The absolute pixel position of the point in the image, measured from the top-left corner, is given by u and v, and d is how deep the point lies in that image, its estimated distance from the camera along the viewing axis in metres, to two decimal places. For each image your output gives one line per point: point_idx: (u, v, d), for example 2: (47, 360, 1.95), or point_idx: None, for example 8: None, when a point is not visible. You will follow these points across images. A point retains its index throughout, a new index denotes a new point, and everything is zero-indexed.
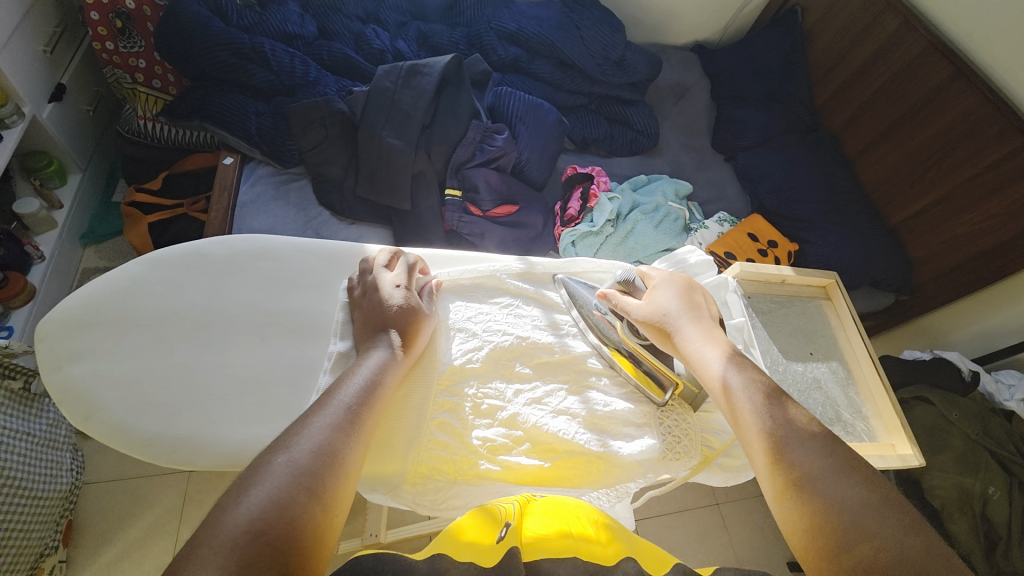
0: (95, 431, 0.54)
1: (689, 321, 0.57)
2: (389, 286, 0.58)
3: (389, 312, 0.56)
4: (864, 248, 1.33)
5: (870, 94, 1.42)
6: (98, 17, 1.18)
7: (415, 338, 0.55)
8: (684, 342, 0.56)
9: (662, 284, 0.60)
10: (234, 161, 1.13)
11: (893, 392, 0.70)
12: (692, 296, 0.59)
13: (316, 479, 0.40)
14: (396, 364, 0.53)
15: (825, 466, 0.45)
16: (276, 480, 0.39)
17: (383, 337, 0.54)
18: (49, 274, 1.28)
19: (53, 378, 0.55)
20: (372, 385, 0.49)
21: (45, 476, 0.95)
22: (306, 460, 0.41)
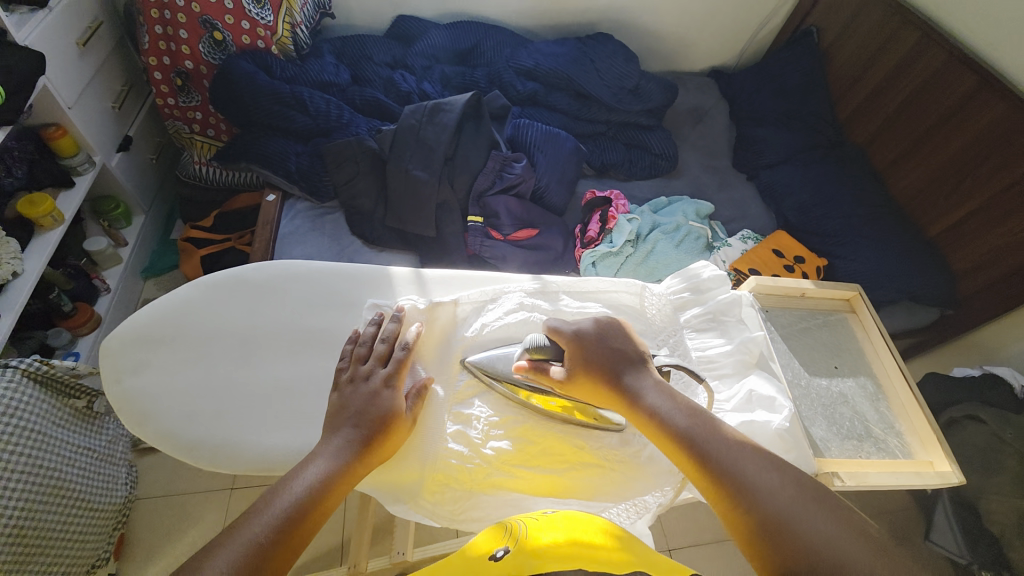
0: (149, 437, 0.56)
1: (620, 366, 0.56)
2: (379, 384, 0.55)
3: (367, 404, 0.54)
4: (898, 262, 1.28)
5: (895, 108, 1.41)
6: (161, 76, 1.32)
7: (389, 428, 0.53)
8: (625, 393, 0.55)
9: (579, 332, 0.58)
10: (276, 198, 1.23)
11: (928, 406, 0.65)
12: (615, 340, 0.57)
13: (275, 545, 0.45)
14: (355, 463, 0.51)
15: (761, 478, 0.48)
16: (233, 549, 0.44)
17: (342, 432, 0.53)
18: (112, 305, 1.40)
19: (113, 390, 0.58)
20: (308, 497, 0.48)
21: (101, 489, 1.03)
22: (271, 529, 0.46)
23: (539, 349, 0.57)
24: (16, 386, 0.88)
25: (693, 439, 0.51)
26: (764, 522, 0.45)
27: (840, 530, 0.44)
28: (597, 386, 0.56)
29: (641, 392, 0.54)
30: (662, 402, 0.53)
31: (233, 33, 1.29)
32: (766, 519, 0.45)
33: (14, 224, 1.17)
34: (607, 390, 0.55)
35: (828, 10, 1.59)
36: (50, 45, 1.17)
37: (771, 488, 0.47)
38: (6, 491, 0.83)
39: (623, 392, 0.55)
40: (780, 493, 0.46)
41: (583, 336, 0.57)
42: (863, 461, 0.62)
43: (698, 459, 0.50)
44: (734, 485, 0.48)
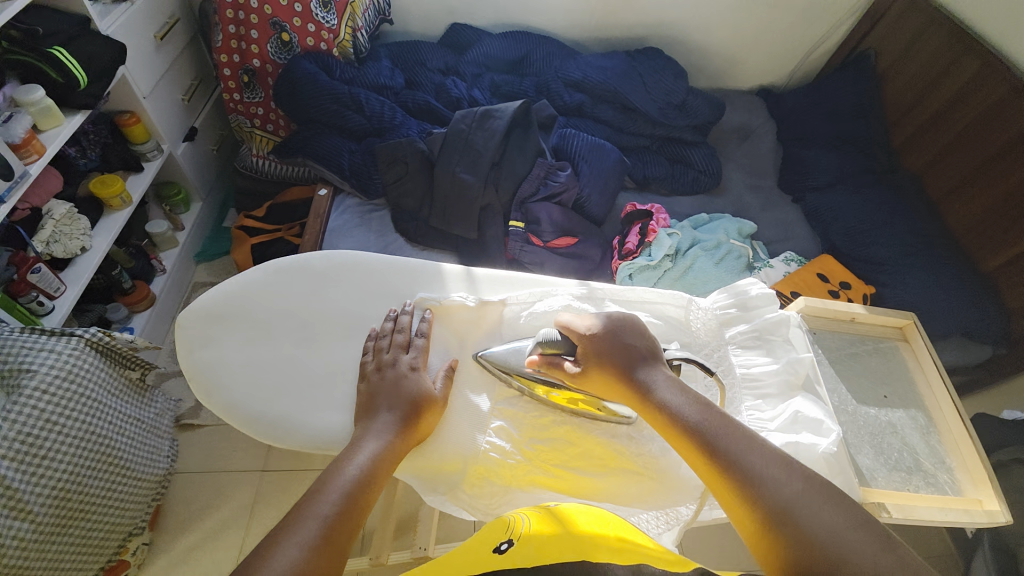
0: (215, 407, 0.57)
1: (632, 358, 0.55)
2: (405, 368, 0.57)
3: (399, 392, 0.55)
4: (950, 295, 1.23)
5: (953, 136, 1.36)
6: (230, 73, 1.40)
7: (422, 416, 0.55)
8: (635, 384, 0.54)
9: (594, 321, 0.58)
10: (327, 192, 1.28)
11: (982, 443, 0.63)
12: (629, 332, 0.57)
13: (338, 524, 0.45)
14: (397, 446, 0.52)
15: (773, 474, 0.46)
16: (310, 525, 0.44)
17: (376, 419, 0.53)
18: (167, 285, 1.48)
19: (185, 360, 0.59)
20: (362, 479, 0.49)
21: (145, 459, 1.03)
22: (339, 501, 0.47)
23: (551, 344, 0.57)
24: (78, 351, 0.89)
25: (701, 432, 0.50)
26: (777, 517, 0.44)
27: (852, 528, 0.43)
28: (609, 377, 0.55)
29: (651, 384, 0.54)
30: (671, 395, 0.53)
31: (299, 35, 1.36)
32: (779, 514, 0.44)
33: (85, 202, 1.23)
34: (617, 380, 0.55)
35: (886, 34, 1.55)
36: (130, 36, 1.24)
37: (779, 482, 0.46)
38: (57, 454, 0.83)
39: (634, 384, 0.54)
40: (789, 488, 0.45)
41: (598, 326, 0.58)
42: (910, 494, 0.60)
43: (707, 453, 0.49)
44: (745, 480, 0.47)
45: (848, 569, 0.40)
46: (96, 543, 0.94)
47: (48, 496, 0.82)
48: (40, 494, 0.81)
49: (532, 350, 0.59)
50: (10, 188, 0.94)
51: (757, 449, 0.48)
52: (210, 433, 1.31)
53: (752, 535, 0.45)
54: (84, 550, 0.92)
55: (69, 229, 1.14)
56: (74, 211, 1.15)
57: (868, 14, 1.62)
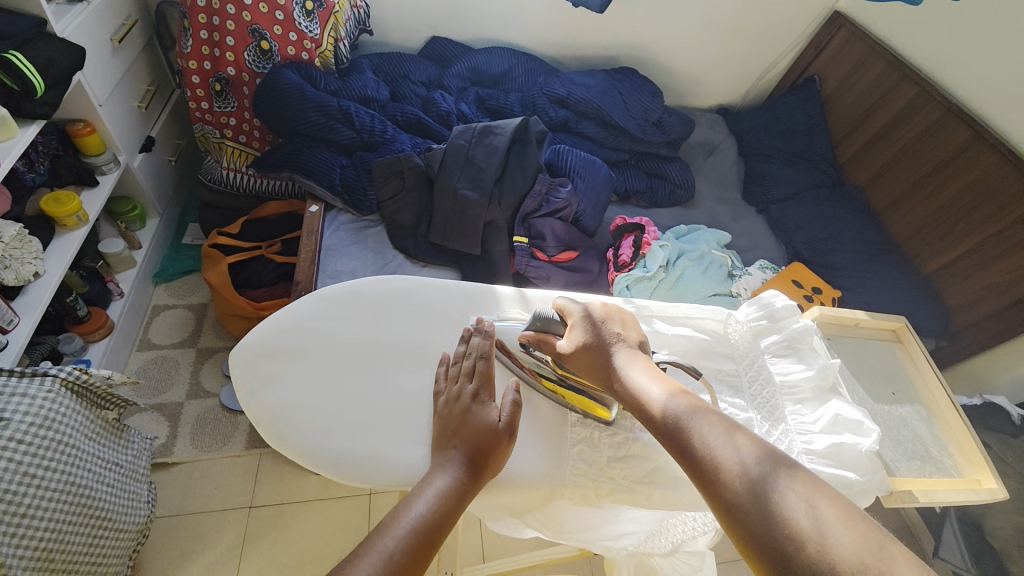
0: (288, 450, 0.52)
1: (614, 350, 0.56)
2: (469, 400, 0.54)
3: (469, 424, 0.53)
4: (900, 296, 1.39)
5: (892, 155, 1.54)
6: (199, 80, 1.30)
7: (494, 452, 0.52)
8: (613, 371, 0.55)
9: (578, 313, 0.60)
10: (318, 209, 1.22)
11: (974, 429, 0.72)
12: (609, 324, 0.59)
13: (406, 559, 0.44)
14: (475, 479, 0.51)
15: (743, 453, 0.47)
16: (376, 561, 0.43)
17: (454, 452, 0.52)
18: (126, 310, 1.33)
19: (250, 402, 0.54)
20: (437, 516, 0.47)
21: (127, 508, 0.91)
22: (405, 539, 0.45)
23: (547, 322, 0.60)
24: (54, 395, 0.79)
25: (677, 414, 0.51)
26: (743, 495, 0.44)
27: (816, 508, 0.42)
28: (590, 365, 0.56)
29: (628, 370, 0.55)
30: (647, 379, 0.53)
31: (280, 43, 1.30)
32: (745, 492, 0.44)
33: (34, 221, 1.08)
34: (599, 368, 0.56)
35: (830, 62, 1.74)
36: (86, 38, 1.12)
37: (747, 455, 0.46)
38: (38, 512, 0.73)
39: (612, 374, 0.55)
40: (759, 464, 0.46)
41: (583, 317, 0.59)
42: (926, 480, 0.67)
43: (680, 436, 0.49)
44: (712, 460, 0.47)
45: (808, 543, 0.41)
46: None
47: (30, 558, 0.71)
48: (22, 558, 0.70)
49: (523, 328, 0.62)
50: None
51: (724, 430, 0.49)
52: (186, 471, 1.19)
53: (720, 512, 0.46)
54: None
55: (20, 252, 1.00)
56: (24, 233, 1.02)
57: (812, 44, 1.80)
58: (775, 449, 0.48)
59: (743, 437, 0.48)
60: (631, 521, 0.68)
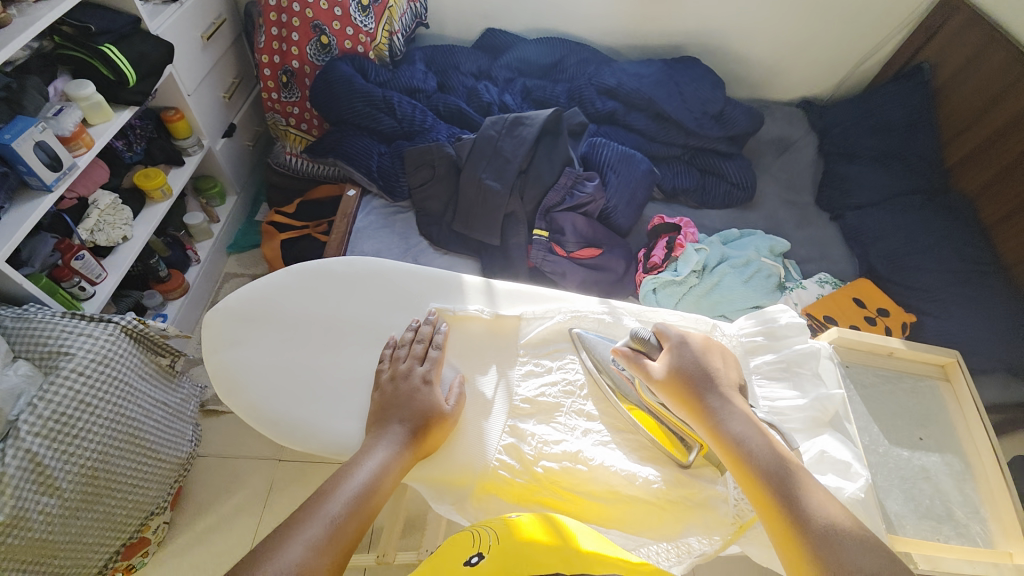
0: (236, 406, 0.57)
1: (712, 385, 0.54)
2: (419, 381, 0.56)
3: (412, 400, 0.55)
4: (996, 329, 1.17)
5: (1011, 159, 1.28)
6: (270, 73, 1.43)
7: (425, 433, 0.53)
8: (708, 408, 0.52)
9: (677, 340, 0.57)
10: (355, 193, 1.31)
11: (1018, 493, 0.60)
12: (710, 360, 0.56)
13: (347, 523, 0.46)
14: (404, 459, 0.52)
15: (847, 540, 0.43)
16: (318, 524, 0.45)
17: (389, 431, 0.53)
18: (200, 275, 1.50)
19: (211, 359, 0.59)
20: (368, 489, 0.48)
21: (170, 442, 1.05)
22: (346, 505, 0.47)
23: (643, 341, 0.58)
24: (113, 337, 0.93)
25: (776, 477, 0.48)
26: None
27: None
28: (684, 394, 0.54)
29: (729, 417, 0.52)
30: (750, 433, 0.50)
31: (338, 38, 1.40)
32: None
33: (128, 193, 1.29)
34: (693, 398, 0.53)
35: (945, 46, 1.47)
36: (178, 35, 1.29)
37: (854, 552, 0.42)
38: (87, 434, 0.87)
39: (707, 408, 0.52)
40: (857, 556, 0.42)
41: (684, 342, 0.57)
42: (939, 545, 0.57)
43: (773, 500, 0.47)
44: (808, 536, 0.44)
45: None
46: (117, 521, 0.96)
47: (75, 473, 0.85)
48: (69, 471, 0.85)
49: (621, 342, 0.59)
50: (59, 179, 1.00)
51: (823, 507, 0.45)
52: (230, 420, 1.34)
53: None
54: (104, 529, 0.93)
55: (112, 218, 1.20)
56: (117, 202, 1.22)
57: (924, 25, 1.53)
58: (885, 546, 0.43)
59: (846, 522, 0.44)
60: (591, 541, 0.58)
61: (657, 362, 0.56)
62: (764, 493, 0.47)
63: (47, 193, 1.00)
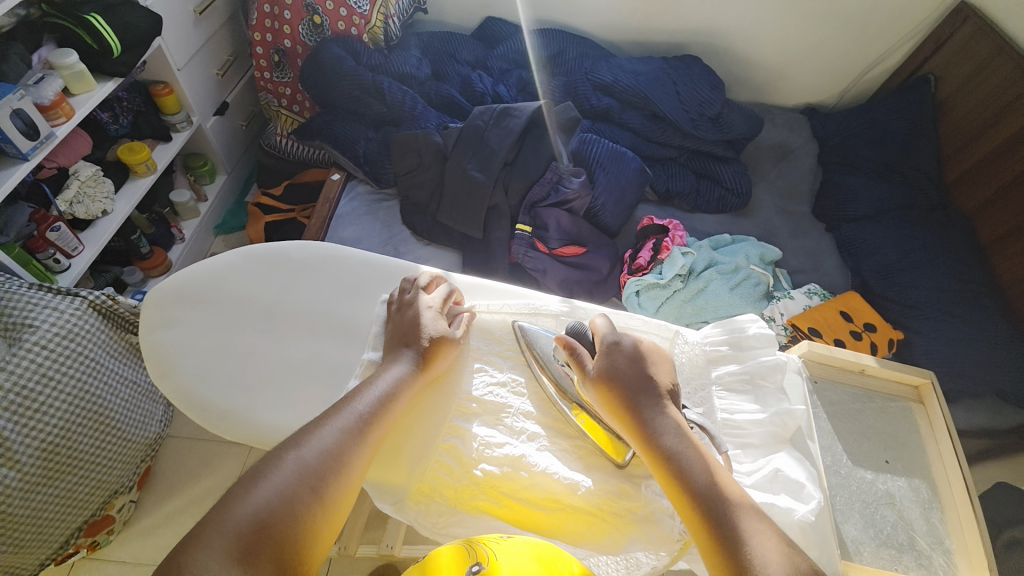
0: (167, 388, 0.56)
1: (642, 392, 0.51)
2: (423, 307, 0.57)
3: (417, 332, 0.55)
4: (988, 350, 1.14)
5: (1012, 178, 1.25)
6: (262, 51, 1.40)
7: (395, 398, 0.51)
8: (636, 418, 0.50)
9: (609, 340, 0.55)
10: (340, 178, 1.29)
11: (987, 527, 0.56)
12: (639, 364, 0.53)
13: (373, 417, 0.50)
14: (415, 380, 0.53)
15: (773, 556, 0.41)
16: (346, 418, 0.49)
17: (405, 352, 0.54)
18: (184, 253, 1.49)
19: (147, 338, 0.58)
20: (388, 399, 0.51)
21: (138, 422, 1.03)
22: (372, 407, 0.50)
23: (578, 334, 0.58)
24: (81, 312, 0.92)
25: (704, 497, 0.45)
26: None
27: None
28: (615, 401, 0.52)
29: (664, 429, 0.49)
30: (684, 448, 0.48)
31: (331, 19, 1.37)
32: None
33: (111, 166, 1.27)
34: (621, 406, 0.51)
35: (952, 59, 1.43)
36: (169, 9, 1.25)
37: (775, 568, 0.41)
38: (50, 409, 0.86)
39: (634, 417, 0.50)
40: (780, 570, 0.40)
41: (614, 345, 0.54)
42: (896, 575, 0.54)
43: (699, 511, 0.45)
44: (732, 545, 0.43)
45: None
46: (80, 499, 0.94)
47: (36, 448, 0.84)
48: (28, 445, 0.83)
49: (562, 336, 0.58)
50: (35, 148, 0.98)
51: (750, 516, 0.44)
52: None
53: None
54: (66, 506, 0.92)
55: (92, 191, 1.18)
56: (99, 174, 1.20)
57: (933, 36, 1.49)
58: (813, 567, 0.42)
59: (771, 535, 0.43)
60: None
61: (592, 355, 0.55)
62: (694, 515, 0.45)
63: (23, 161, 0.98)
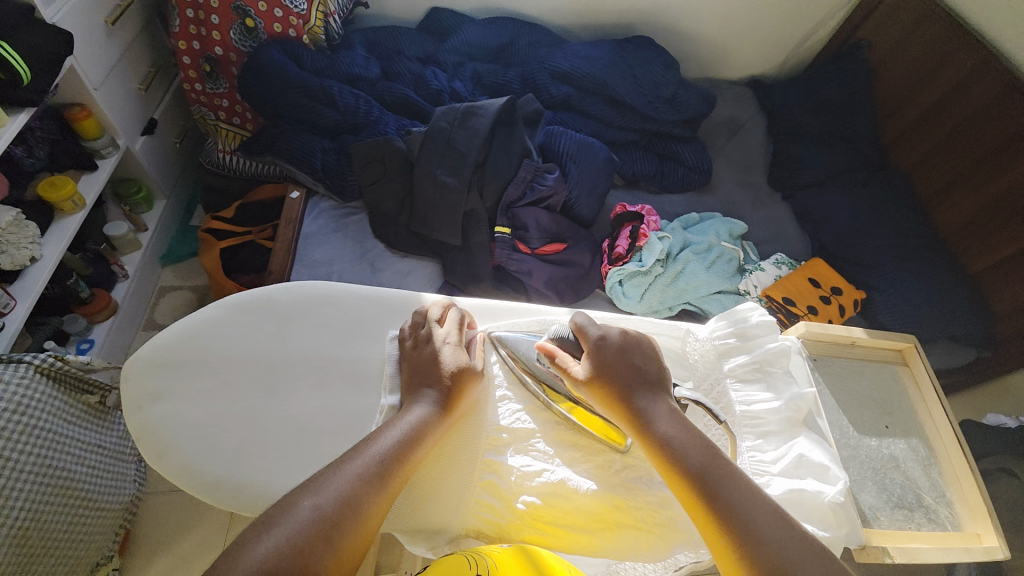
0: (168, 470, 0.55)
1: (637, 385, 0.53)
2: (440, 343, 0.57)
3: (438, 370, 0.55)
4: (941, 299, 1.23)
5: (945, 135, 1.35)
6: (189, 61, 1.28)
7: (418, 442, 0.50)
8: (633, 411, 0.52)
9: (597, 336, 0.56)
10: (300, 195, 1.20)
11: (981, 475, 0.64)
12: (632, 355, 0.55)
13: (392, 463, 0.48)
14: (440, 421, 0.52)
15: (771, 530, 0.45)
16: (361, 463, 0.47)
17: (425, 393, 0.53)
18: (130, 292, 1.37)
19: (134, 418, 0.57)
20: (408, 442, 0.50)
21: (109, 487, 0.95)
22: (391, 450, 0.49)
23: (562, 341, 0.57)
24: (28, 382, 0.80)
25: (704, 480, 0.48)
26: (766, 569, 0.43)
27: None
28: (611, 396, 0.53)
29: (659, 420, 0.51)
30: (678, 434, 0.51)
31: (265, 21, 1.26)
32: (769, 568, 0.43)
33: (32, 206, 1.12)
34: (618, 401, 0.53)
35: (880, 25, 1.50)
36: (79, 25, 1.11)
37: (775, 541, 0.45)
38: (15, 492, 0.76)
39: (632, 411, 0.52)
40: (779, 543, 0.44)
41: (601, 341, 0.55)
42: (911, 532, 0.60)
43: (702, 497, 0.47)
44: (735, 526, 0.46)
45: None
46: None
47: (6, 536, 0.75)
48: None
49: (545, 338, 0.59)
50: None
51: (746, 494, 0.47)
52: None
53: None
54: None
55: (15, 237, 1.05)
56: (21, 218, 1.06)
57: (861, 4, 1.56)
58: (804, 531, 0.46)
59: (766, 509, 0.46)
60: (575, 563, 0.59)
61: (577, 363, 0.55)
62: (695, 500, 0.48)
63: None
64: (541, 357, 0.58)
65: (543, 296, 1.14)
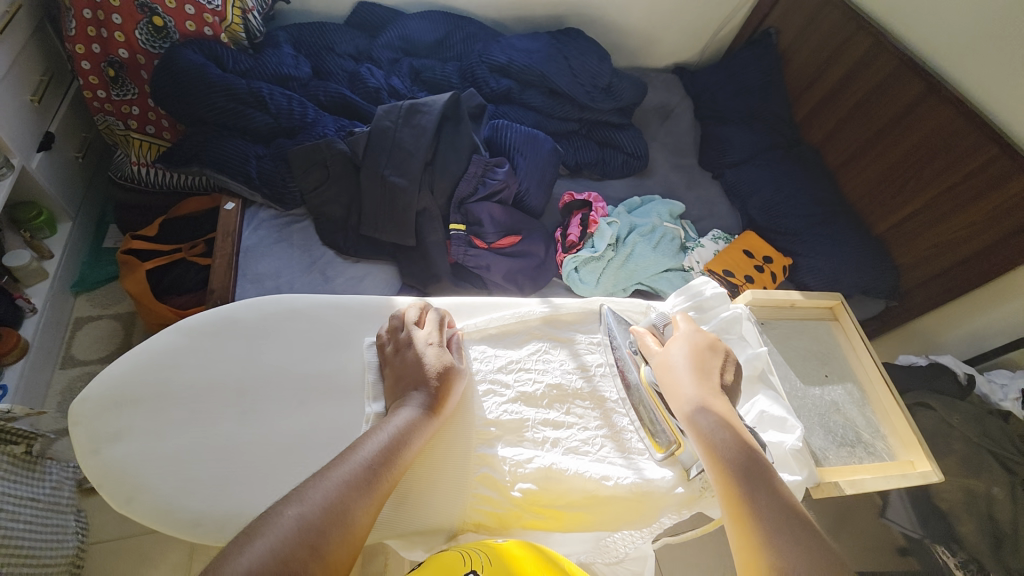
0: (138, 513, 0.53)
1: (694, 382, 0.58)
2: (422, 344, 0.58)
3: (422, 370, 0.56)
4: (854, 259, 1.38)
5: (846, 111, 1.50)
6: (90, 66, 1.16)
7: (406, 443, 0.50)
8: (685, 399, 0.58)
9: (687, 333, 0.63)
10: (235, 206, 1.12)
11: (906, 409, 0.73)
12: (704, 357, 0.61)
13: (380, 467, 0.48)
14: (429, 420, 0.53)
15: (788, 528, 0.46)
16: (348, 466, 0.47)
17: (412, 395, 0.54)
18: (41, 327, 1.22)
19: (92, 462, 0.54)
20: (397, 444, 0.50)
21: (48, 543, 0.84)
22: (378, 453, 0.49)
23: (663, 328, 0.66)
24: None
25: (742, 471, 0.51)
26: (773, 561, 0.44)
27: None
28: (673, 385, 0.59)
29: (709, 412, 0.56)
30: (726, 428, 0.55)
31: (176, 19, 1.16)
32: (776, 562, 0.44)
33: None
34: (676, 390, 0.59)
35: (785, 14, 1.64)
36: None
37: (787, 535, 0.45)
38: None
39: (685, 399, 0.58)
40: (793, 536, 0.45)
41: (684, 339, 0.62)
42: (855, 465, 0.68)
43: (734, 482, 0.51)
44: (759, 516, 0.48)
45: None
46: None
47: None
48: None
49: (641, 324, 0.69)
50: None
51: (776, 495, 0.49)
52: None
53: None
54: None
55: None
56: None
57: None
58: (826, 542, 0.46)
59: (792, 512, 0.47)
60: (565, 544, 0.62)
61: (661, 347, 0.64)
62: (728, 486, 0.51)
63: None
64: (632, 338, 0.67)
65: (503, 288, 1.15)
